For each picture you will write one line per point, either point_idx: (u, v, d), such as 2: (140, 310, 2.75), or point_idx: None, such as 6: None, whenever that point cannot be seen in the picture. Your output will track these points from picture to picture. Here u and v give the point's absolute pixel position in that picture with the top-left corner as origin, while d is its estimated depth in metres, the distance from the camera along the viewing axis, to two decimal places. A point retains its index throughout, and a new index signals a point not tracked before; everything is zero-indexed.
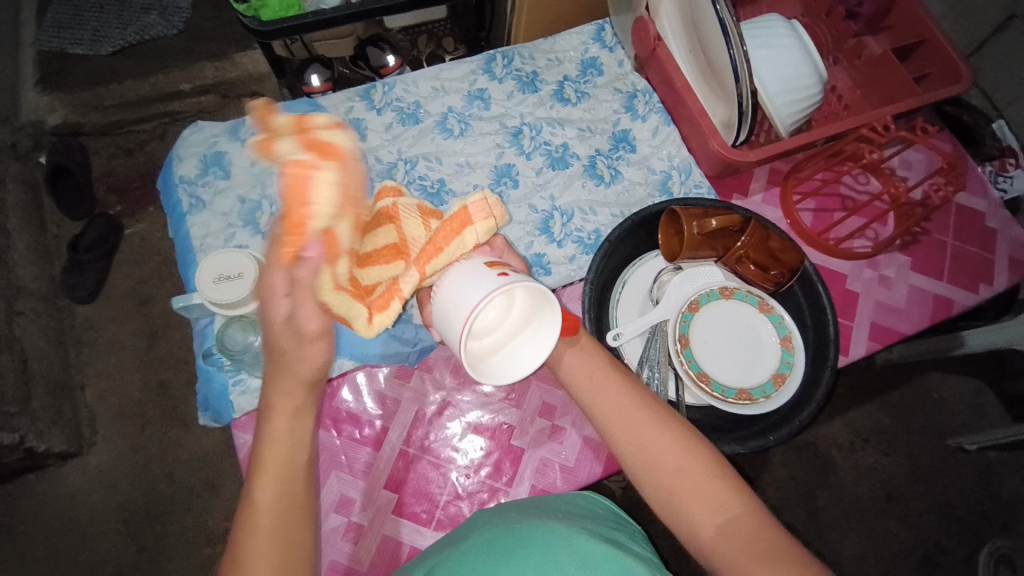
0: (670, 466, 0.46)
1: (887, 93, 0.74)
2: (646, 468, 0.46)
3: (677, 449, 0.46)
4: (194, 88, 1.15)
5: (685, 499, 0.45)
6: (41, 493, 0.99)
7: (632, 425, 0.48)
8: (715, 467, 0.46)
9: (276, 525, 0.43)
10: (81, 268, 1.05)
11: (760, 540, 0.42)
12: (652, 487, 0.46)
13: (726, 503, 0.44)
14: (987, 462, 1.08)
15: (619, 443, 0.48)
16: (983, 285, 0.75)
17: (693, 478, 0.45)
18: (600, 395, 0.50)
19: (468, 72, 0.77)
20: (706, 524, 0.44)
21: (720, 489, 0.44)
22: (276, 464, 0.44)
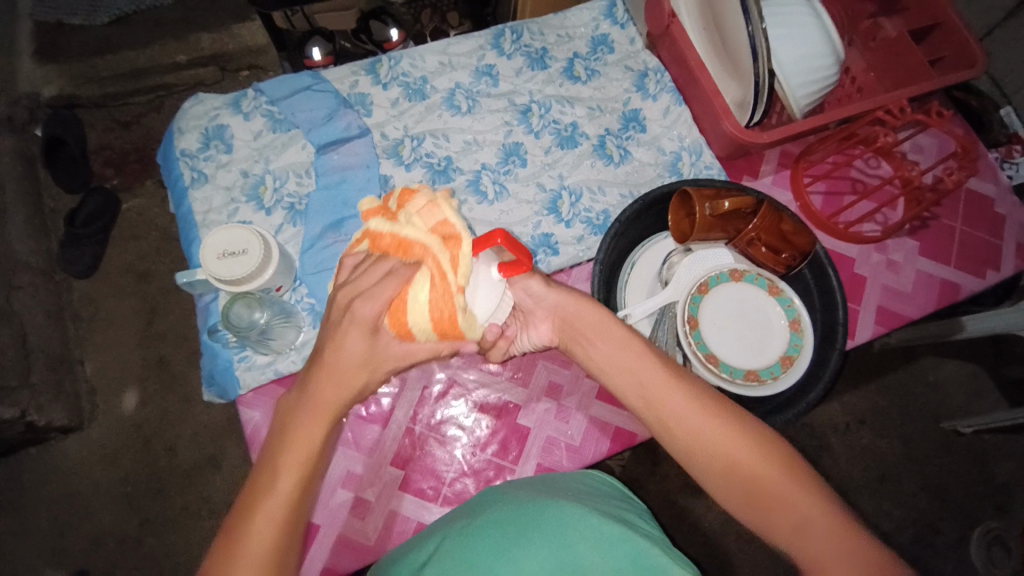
0: (741, 462, 0.45)
1: (901, 75, 0.72)
2: (712, 464, 0.46)
3: (745, 444, 0.45)
4: (190, 58, 1.11)
5: (758, 498, 0.44)
6: (41, 467, 0.99)
7: (692, 423, 0.47)
8: (785, 461, 0.45)
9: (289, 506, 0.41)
10: (78, 243, 1.03)
11: (836, 535, 0.41)
12: (722, 486, 0.45)
13: (799, 499, 0.43)
14: (982, 446, 1.09)
15: (678, 442, 0.47)
16: (991, 271, 0.74)
17: (762, 475, 0.44)
18: (655, 394, 0.49)
19: (476, 46, 0.76)
20: (779, 522, 0.43)
21: (794, 485, 0.44)
22: (301, 444, 0.42)
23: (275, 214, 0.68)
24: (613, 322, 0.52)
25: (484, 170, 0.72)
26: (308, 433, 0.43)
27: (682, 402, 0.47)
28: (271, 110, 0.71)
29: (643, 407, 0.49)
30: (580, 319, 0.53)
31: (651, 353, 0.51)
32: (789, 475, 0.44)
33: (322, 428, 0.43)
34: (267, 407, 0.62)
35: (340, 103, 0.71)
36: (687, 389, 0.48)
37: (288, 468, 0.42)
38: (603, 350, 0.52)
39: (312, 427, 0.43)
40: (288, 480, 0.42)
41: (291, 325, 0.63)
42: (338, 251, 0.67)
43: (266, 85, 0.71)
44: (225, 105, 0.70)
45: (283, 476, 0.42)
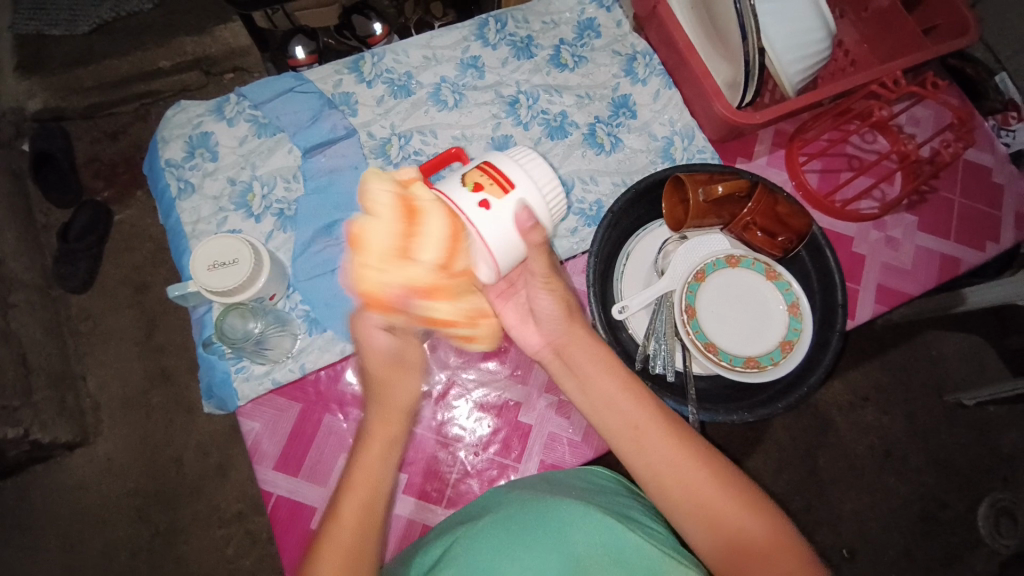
0: (735, 522, 0.45)
1: (895, 46, 0.70)
2: (702, 526, 0.45)
3: (740, 507, 0.45)
4: (173, 64, 1.09)
5: (741, 555, 0.44)
6: (51, 482, 1.00)
7: (688, 479, 0.46)
8: (776, 527, 0.45)
9: (362, 509, 0.45)
10: (73, 257, 1.03)
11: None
12: (703, 538, 0.45)
13: (789, 564, 0.43)
14: (986, 417, 1.09)
15: (670, 496, 0.46)
16: (990, 244, 0.73)
17: (755, 539, 0.44)
18: (649, 445, 0.47)
19: (460, 38, 0.74)
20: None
21: (785, 551, 0.44)
22: (366, 458, 0.47)
23: (264, 220, 0.67)
24: (607, 356, 0.51)
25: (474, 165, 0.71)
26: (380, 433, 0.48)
27: (672, 444, 0.47)
28: (255, 114, 0.70)
29: (633, 457, 0.48)
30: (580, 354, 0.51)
31: (650, 403, 0.49)
32: (779, 539, 0.44)
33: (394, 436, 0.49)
34: (267, 417, 0.62)
35: (324, 104, 0.70)
36: (689, 447, 0.47)
37: (365, 479, 0.47)
38: (597, 390, 0.50)
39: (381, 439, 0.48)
40: (352, 492, 0.46)
41: (287, 333, 0.63)
42: (330, 255, 0.66)
43: (248, 88, 0.70)
44: (208, 111, 0.69)
45: (353, 487, 0.46)
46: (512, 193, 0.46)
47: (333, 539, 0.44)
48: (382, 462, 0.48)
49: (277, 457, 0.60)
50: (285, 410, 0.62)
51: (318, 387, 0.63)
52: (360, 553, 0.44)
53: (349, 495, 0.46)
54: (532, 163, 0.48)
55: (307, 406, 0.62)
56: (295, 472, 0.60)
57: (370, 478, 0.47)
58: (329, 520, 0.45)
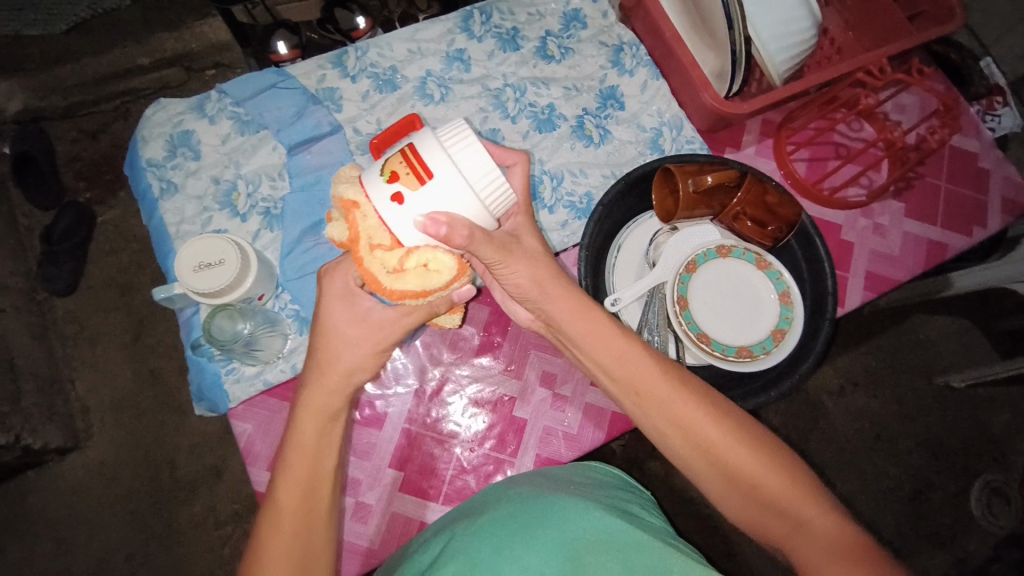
0: (744, 469, 0.46)
1: (880, 34, 0.71)
2: (714, 475, 0.47)
3: (750, 456, 0.46)
4: (153, 61, 1.06)
5: (754, 500, 0.45)
6: (42, 489, 0.99)
7: (694, 431, 0.47)
8: (790, 472, 0.45)
9: (297, 506, 0.46)
10: (57, 260, 1.01)
11: (834, 540, 0.42)
12: (716, 487, 0.47)
13: (800, 507, 0.44)
14: (975, 399, 1.10)
15: (680, 448, 0.48)
16: (977, 229, 0.74)
17: (767, 486, 0.45)
18: (652, 402, 0.49)
19: (445, 31, 0.73)
20: (777, 531, 0.44)
21: (799, 496, 0.44)
22: (303, 447, 0.47)
23: (250, 220, 0.66)
24: (611, 326, 0.51)
25: None
26: (313, 421, 0.48)
27: (676, 404, 0.48)
28: (237, 111, 0.68)
29: (639, 411, 0.50)
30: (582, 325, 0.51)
31: (654, 361, 0.49)
32: (794, 484, 0.45)
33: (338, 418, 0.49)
34: (259, 419, 0.61)
35: (308, 100, 0.69)
36: (696, 400, 0.48)
37: (290, 485, 0.46)
38: (603, 355, 0.50)
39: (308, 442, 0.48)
40: (286, 488, 0.46)
41: (278, 333, 0.62)
42: (318, 254, 0.65)
43: (229, 85, 0.69)
44: (189, 109, 0.67)
45: (286, 485, 0.46)
46: (427, 188, 0.40)
47: (276, 530, 0.45)
48: (315, 458, 0.48)
49: (270, 458, 0.60)
50: (278, 412, 0.61)
51: None
52: (298, 546, 0.46)
53: (285, 487, 0.46)
54: (461, 147, 0.40)
55: None
56: None
57: (304, 471, 0.47)
58: (267, 516, 0.46)
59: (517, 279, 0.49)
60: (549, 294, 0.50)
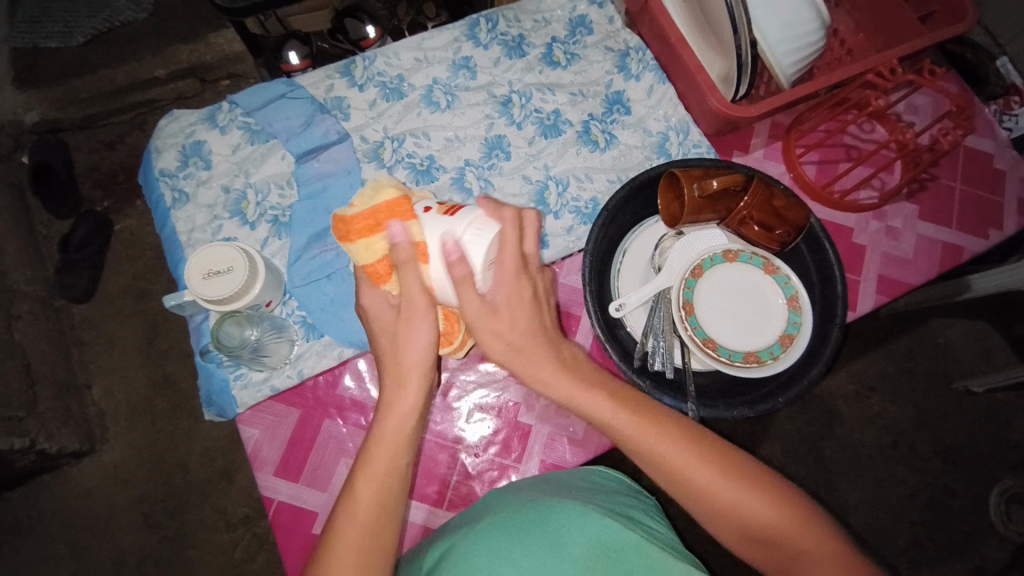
0: (748, 514, 0.46)
1: (892, 33, 0.69)
2: (708, 512, 0.47)
3: (755, 499, 0.46)
4: (168, 72, 1.08)
5: (761, 540, 0.46)
6: (59, 491, 1.00)
7: (687, 477, 0.47)
8: (789, 508, 0.47)
9: (377, 499, 0.47)
10: (74, 268, 1.03)
11: (830, 567, 0.44)
12: (723, 529, 0.47)
13: (803, 542, 0.46)
14: (995, 405, 1.08)
15: (684, 496, 0.48)
16: (993, 230, 0.73)
17: (761, 521, 0.46)
18: (642, 450, 0.47)
19: (451, 39, 0.74)
20: (773, 559, 0.46)
21: (804, 530, 0.46)
22: (384, 442, 0.48)
23: (259, 227, 0.67)
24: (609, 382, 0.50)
25: (468, 166, 0.70)
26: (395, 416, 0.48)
27: (676, 461, 0.47)
28: (247, 122, 0.70)
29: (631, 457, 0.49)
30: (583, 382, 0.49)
31: (650, 417, 0.48)
32: (788, 515, 0.46)
33: (409, 419, 0.48)
34: (265, 424, 0.61)
35: (316, 109, 0.70)
36: (699, 454, 0.47)
37: (368, 492, 0.47)
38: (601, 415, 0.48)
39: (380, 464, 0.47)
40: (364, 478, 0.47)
41: (284, 339, 0.62)
42: (325, 260, 0.66)
43: (240, 95, 0.70)
44: (201, 120, 0.69)
45: (362, 485, 0.47)
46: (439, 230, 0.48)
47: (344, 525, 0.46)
48: (399, 446, 0.48)
49: (277, 463, 0.60)
50: (284, 416, 0.62)
51: (318, 392, 0.63)
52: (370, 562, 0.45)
53: (365, 478, 0.47)
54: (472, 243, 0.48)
55: (306, 412, 0.62)
56: (296, 478, 0.60)
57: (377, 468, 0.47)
58: (338, 524, 0.46)
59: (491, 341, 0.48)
60: (521, 357, 0.48)
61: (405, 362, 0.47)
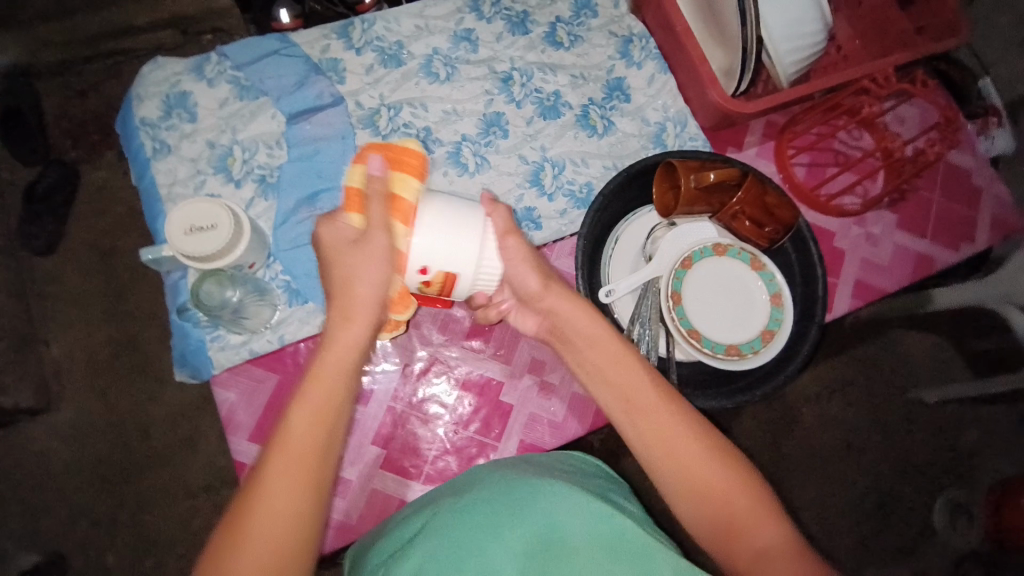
0: (713, 486, 0.44)
1: (888, 43, 0.71)
2: (675, 479, 0.45)
3: (724, 476, 0.45)
4: (148, 21, 1.00)
5: (723, 525, 0.43)
6: (13, 448, 0.97)
7: (672, 447, 0.46)
8: (759, 496, 0.45)
9: (313, 432, 0.42)
10: (38, 217, 1.00)
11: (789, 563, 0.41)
12: (688, 505, 0.45)
13: (766, 534, 0.43)
14: (947, 414, 1.13)
15: (655, 463, 0.46)
16: (964, 244, 0.75)
17: (736, 509, 0.44)
18: (634, 406, 0.48)
19: (454, 9, 0.72)
20: (741, 550, 0.42)
21: (767, 523, 0.43)
22: (329, 371, 0.44)
23: (244, 186, 0.64)
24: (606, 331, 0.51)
25: (464, 141, 0.69)
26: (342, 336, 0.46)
27: (655, 415, 0.47)
28: (237, 76, 0.67)
29: (625, 420, 0.48)
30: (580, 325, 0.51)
31: (642, 370, 0.49)
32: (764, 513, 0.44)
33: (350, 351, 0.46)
34: (242, 387, 0.60)
35: (311, 69, 0.67)
36: (678, 414, 0.47)
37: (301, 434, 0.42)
38: (592, 361, 0.50)
39: (319, 404, 0.43)
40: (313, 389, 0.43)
41: (265, 303, 0.61)
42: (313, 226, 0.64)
43: (231, 48, 0.67)
44: (188, 69, 0.66)
45: (296, 425, 0.42)
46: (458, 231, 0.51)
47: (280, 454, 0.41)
48: (346, 368, 0.45)
49: (251, 428, 0.59)
50: (262, 382, 0.61)
51: (297, 359, 0.62)
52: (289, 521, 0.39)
53: (311, 394, 0.43)
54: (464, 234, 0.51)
55: (285, 378, 0.61)
56: None
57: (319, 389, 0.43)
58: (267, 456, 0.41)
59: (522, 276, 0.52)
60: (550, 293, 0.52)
61: (358, 291, 0.47)
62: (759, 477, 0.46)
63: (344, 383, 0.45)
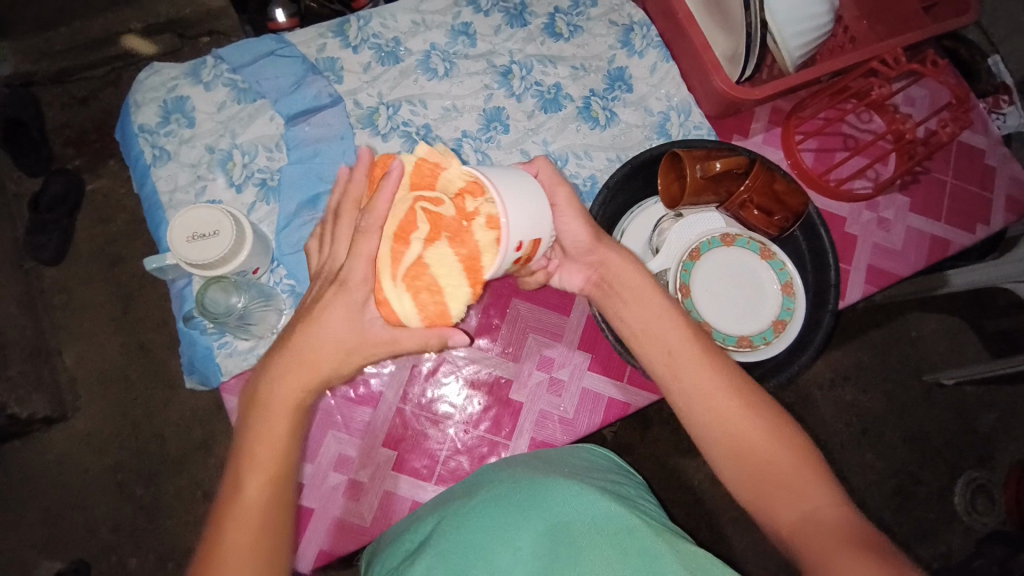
0: (756, 445, 0.45)
1: (895, 24, 0.69)
2: (718, 437, 0.46)
3: (767, 433, 0.45)
4: (145, 26, 0.98)
5: (768, 486, 0.43)
6: (28, 459, 0.97)
7: (718, 403, 0.46)
8: (805, 454, 0.44)
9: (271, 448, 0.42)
10: (42, 229, 0.98)
11: (836, 526, 0.40)
12: (730, 465, 0.45)
13: (813, 494, 0.42)
14: (964, 397, 1.11)
15: (696, 419, 0.47)
16: (981, 226, 0.74)
17: (779, 469, 0.44)
18: (683, 371, 0.48)
19: (451, 4, 0.71)
20: (784, 508, 0.42)
21: (812, 482, 0.43)
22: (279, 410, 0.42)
23: (246, 191, 0.64)
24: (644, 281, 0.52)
25: (465, 138, 0.68)
26: (271, 436, 0.42)
27: (698, 372, 0.47)
28: (233, 78, 0.66)
29: (666, 378, 0.49)
30: (621, 277, 0.52)
31: (685, 327, 0.49)
32: (810, 470, 0.43)
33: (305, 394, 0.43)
34: None
35: (307, 70, 0.67)
36: (720, 371, 0.47)
37: (266, 450, 0.42)
38: (631, 316, 0.51)
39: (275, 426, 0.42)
40: (255, 485, 0.42)
41: (272, 308, 0.61)
42: (316, 229, 0.64)
43: (226, 50, 0.66)
44: (185, 74, 0.65)
45: (260, 446, 0.42)
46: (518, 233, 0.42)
47: (231, 527, 0.41)
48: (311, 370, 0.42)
49: None
50: None
51: None
52: (261, 533, 0.41)
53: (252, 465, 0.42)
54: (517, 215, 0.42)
55: None
56: None
57: (257, 495, 0.42)
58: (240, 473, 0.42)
59: (569, 224, 0.51)
60: (601, 243, 0.52)
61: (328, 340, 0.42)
62: (803, 437, 0.46)
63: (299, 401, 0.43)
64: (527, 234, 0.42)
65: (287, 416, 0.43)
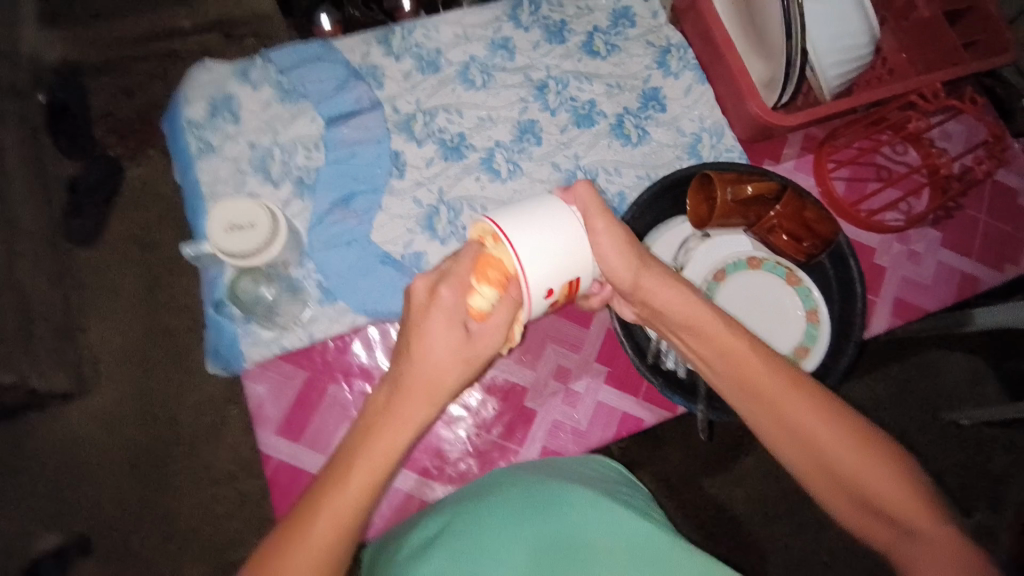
0: (846, 471, 0.44)
1: (935, 59, 0.68)
2: (804, 462, 0.45)
3: (857, 459, 0.43)
4: (195, 24, 1.05)
5: (863, 506, 0.44)
6: (48, 432, 1.00)
7: (800, 432, 0.45)
8: (899, 474, 0.43)
9: (369, 467, 0.41)
10: (80, 211, 1.04)
11: (938, 552, 0.40)
12: (820, 485, 0.45)
13: (912, 516, 0.42)
14: (984, 439, 1.08)
15: (780, 445, 0.46)
16: (1010, 265, 0.73)
17: (876, 494, 0.43)
18: (761, 402, 0.46)
19: (493, 17, 0.73)
20: (882, 525, 0.43)
21: (909, 503, 0.42)
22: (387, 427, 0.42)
23: (283, 187, 0.66)
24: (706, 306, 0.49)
25: (498, 148, 0.70)
26: (382, 445, 0.42)
27: (778, 403, 0.45)
28: (280, 79, 0.69)
29: (743, 405, 0.48)
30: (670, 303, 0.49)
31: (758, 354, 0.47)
32: (906, 491, 0.43)
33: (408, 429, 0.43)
34: (272, 382, 0.62)
35: (350, 74, 0.69)
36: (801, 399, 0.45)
37: (366, 462, 0.41)
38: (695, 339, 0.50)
39: (384, 438, 0.42)
40: (354, 490, 0.40)
41: (299, 300, 0.63)
42: (347, 227, 0.66)
43: (275, 52, 0.69)
44: (235, 73, 0.68)
45: (360, 456, 0.41)
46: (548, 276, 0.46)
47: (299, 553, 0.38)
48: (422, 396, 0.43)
49: (279, 422, 0.61)
50: (291, 377, 0.62)
51: (326, 358, 0.63)
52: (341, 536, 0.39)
53: (346, 477, 0.40)
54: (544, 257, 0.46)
55: (313, 376, 0.63)
56: (297, 438, 0.61)
57: (353, 498, 0.40)
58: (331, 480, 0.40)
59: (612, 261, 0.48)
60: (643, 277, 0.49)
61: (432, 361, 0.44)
62: (897, 454, 0.44)
63: (410, 422, 0.43)
64: (557, 279, 0.46)
65: (390, 444, 0.42)
